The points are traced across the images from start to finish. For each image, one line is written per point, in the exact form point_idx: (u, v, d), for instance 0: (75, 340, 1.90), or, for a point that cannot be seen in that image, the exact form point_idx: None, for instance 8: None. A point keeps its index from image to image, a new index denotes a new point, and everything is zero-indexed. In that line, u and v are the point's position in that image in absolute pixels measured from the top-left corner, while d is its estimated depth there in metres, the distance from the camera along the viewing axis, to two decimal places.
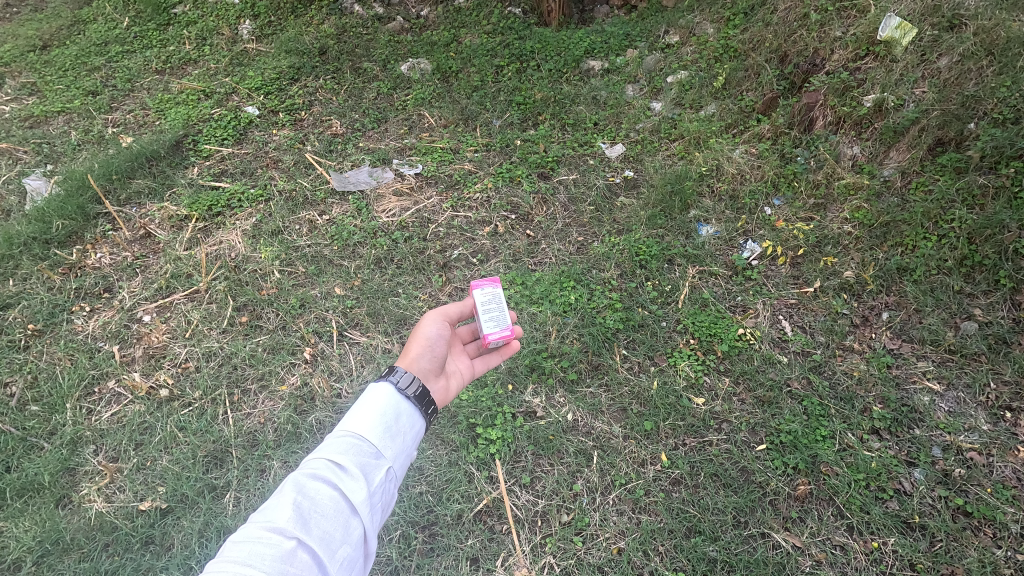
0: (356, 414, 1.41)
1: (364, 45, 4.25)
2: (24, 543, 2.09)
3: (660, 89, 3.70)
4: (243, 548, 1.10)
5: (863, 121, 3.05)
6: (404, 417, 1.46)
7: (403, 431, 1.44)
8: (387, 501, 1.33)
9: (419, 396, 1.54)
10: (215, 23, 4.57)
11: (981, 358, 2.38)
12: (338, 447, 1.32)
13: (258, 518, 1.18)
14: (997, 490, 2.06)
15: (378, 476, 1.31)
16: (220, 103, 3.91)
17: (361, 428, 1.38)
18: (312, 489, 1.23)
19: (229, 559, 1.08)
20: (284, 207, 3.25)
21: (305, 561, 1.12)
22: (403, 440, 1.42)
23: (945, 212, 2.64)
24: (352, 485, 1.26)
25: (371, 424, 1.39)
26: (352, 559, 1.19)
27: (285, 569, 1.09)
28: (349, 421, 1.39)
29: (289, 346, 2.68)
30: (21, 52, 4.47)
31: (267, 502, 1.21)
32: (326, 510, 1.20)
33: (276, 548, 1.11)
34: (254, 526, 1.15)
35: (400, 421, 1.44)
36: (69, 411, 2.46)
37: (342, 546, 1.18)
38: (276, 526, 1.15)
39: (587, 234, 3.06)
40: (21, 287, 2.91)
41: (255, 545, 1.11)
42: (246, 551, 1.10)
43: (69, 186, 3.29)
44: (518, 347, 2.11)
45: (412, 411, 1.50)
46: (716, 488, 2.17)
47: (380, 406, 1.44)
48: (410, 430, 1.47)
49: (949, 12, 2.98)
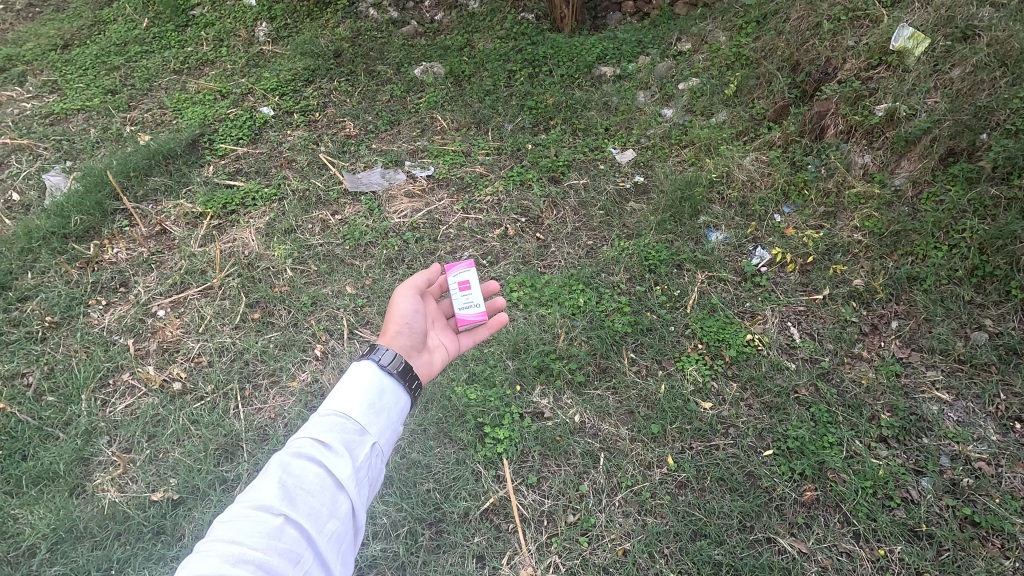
0: (339, 393, 1.42)
1: (379, 48, 4.30)
2: (39, 530, 2.13)
3: (671, 95, 3.72)
4: (232, 527, 1.13)
5: (874, 130, 3.05)
6: (388, 394, 1.49)
7: (387, 408, 1.46)
8: (374, 476, 1.36)
9: (402, 371, 1.56)
10: (233, 25, 4.65)
11: (991, 369, 2.38)
12: (323, 426, 1.34)
13: (245, 497, 1.21)
14: (1006, 501, 2.06)
15: (363, 452, 1.34)
16: (236, 103, 3.97)
17: (345, 406, 1.40)
18: (297, 467, 1.26)
19: (218, 538, 1.11)
20: (298, 207, 3.29)
21: (293, 536, 1.15)
22: (387, 416, 1.45)
23: (956, 222, 2.64)
24: (338, 462, 1.28)
25: (353, 401, 1.41)
26: (340, 532, 1.22)
27: (274, 544, 1.12)
28: (332, 400, 1.41)
29: (301, 343, 2.71)
30: (43, 51, 4.56)
31: (254, 481, 1.24)
32: (312, 486, 1.23)
33: (264, 525, 1.14)
34: (242, 506, 1.18)
35: (383, 397, 1.46)
36: (85, 402, 2.51)
37: (330, 520, 1.21)
38: (262, 504, 1.18)
39: (597, 237, 3.08)
40: (40, 279, 2.97)
41: (242, 523, 1.14)
42: (235, 530, 1.13)
43: (88, 182, 3.35)
44: (504, 322, 2.15)
45: (396, 388, 1.52)
46: (722, 492, 2.18)
47: (363, 384, 1.46)
48: (395, 405, 1.49)
49: (962, 23, 2.98)
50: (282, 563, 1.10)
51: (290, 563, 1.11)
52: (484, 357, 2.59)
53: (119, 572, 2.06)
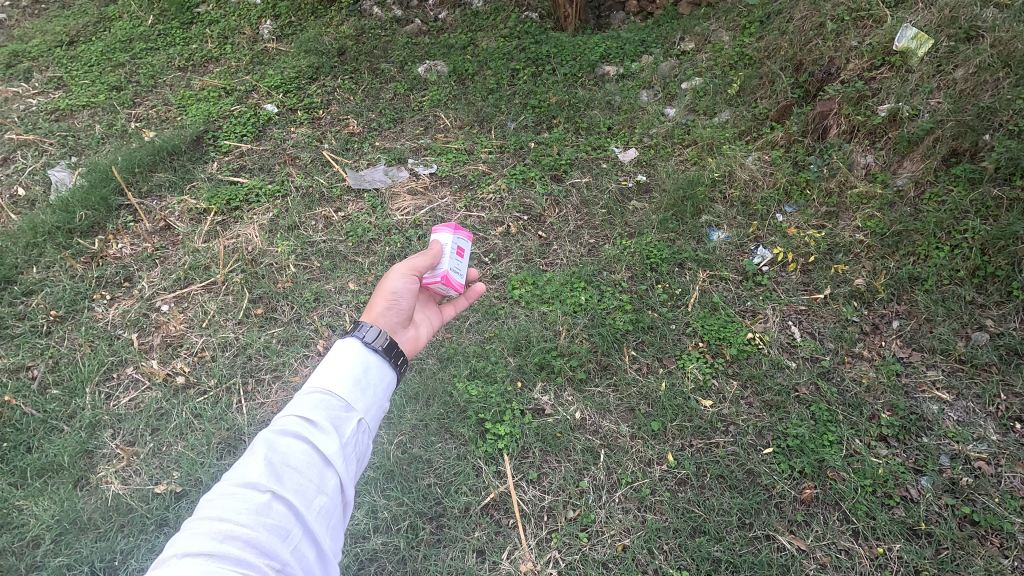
0: (322, 372, 1.44)
1: (382, 46, 4.31)
2: (44, 521, 2.15)
3: (674, 95, 3.73)
4: (218, 505, 1.13)
5: (877, 129, 3.05)
6: (373, 370, 1.51)
7: (372, 385, 1.48)
8: (362, 453, 1.38)
9: (387, 347, 1.59)
10: (238, 22, 4.67)
11: (991, 369, 2.38)
12: (308, 404, 1.35)
13: (231, 475, 1.21)
14: (1005, 501, 2.06)
15: (349, 428, 1.35)
16: (240, 100, 3.99)
17: (330, 384, 1.41)
18: (283, 445, 1.26)
19: (204, 516, 1.11)
20: (301, 204, 3.30)
21: (280, 512, 1.15)
22: (373, 393, 1.47)
23: (958, 222, 2.65)
24: (324, 439, 1.30)
25: (338, 379, 1.42)
26: (328, 508, 1.23)
27: (262, 519, 1.12)
28: (316, 378, 1.42)
29: (303, 339, 2.72)
30: (49, 47, 4.59)
31: (240, 460, 1.24)
32: (299, 463, 1.24)
33: (251, 502, 1.14)
34: (227, 484, 1.18)
35: (368, 374, 1.48)
36: (89, 396, 2.53)
37: (318, 496, 1.22)
38: (248, 482, 1.18)
39: (599, 236, 3.09)
40: (45, 274, 2.99)
41: (229, 500, 1.14)
42: (221, 507, 1.13)
43: (93, 177, 3.36)
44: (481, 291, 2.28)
45: (381, 364, 1.54)
46: (721, 489, 2.18)
47: (348, 362, 1.48)
48: (380, 382, 1.51)
49: (966, 24, 2.98)
50: (271, 538, 1.11)
51: (279, 537, 1.12)
52: (485, 353, 2.61)
53: (122, 563, 2.08)
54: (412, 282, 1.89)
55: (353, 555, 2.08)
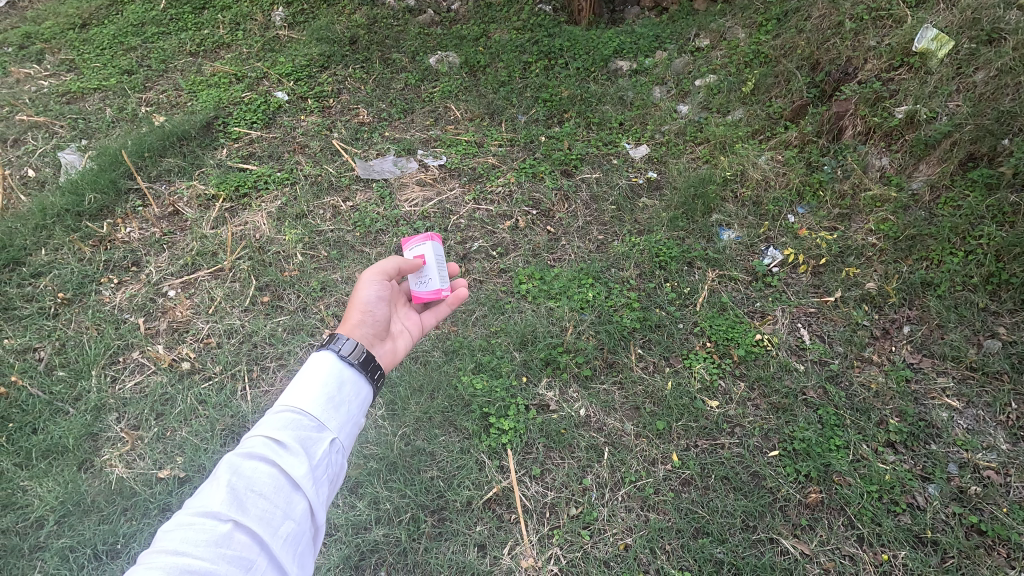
0: (294, 388, 1.43)
1: (394, 36, 4.28)
2: (47, 502, 2.16)
3: (687, 92, 3.68)
4: (175, 536, 1.10)
5: (894, 132, 3.00)
6: (348, 386, 1.51)
7: (346, 401, 1.48)
8: (334, 473, 1.37)
9: (363, 361, 1.59)
10: (250, 9, 4.65)
11: (1003, 378, 2.34)
12: (279, 423, 1.35)
13: (192, 503, 1.18)
14: (1012, 511, 2.03)
15: (320, 449, 1.35)
16: (251, 87, 3.98)
17: (300, 402, 1.40)
18: (248, 468, 1.24)
19: (160, 549, 1.08)
20: (309, 192, 3.29)
21: (243, 542, 1.13)
22: (347, 410, 1.47)
23: (973, 228, 2.61)
24: (293, 461, 1.28)
25: (311, 397, 1.42)
26: (296, 534, 1.21)
27: (221, 551, 1.10)
28: (287, 396, 1.41)
29: (309, 328, 2.71)
30: (61, 30, 4.59)
31: (202, 487, 1.22)
32: (265, 489, 1.22)
33: (211, 533, 1.12)
34: (187, 514, 1.15)
35: (343, 390, 1.49)
36: (94, 378, 2.53)
37: (285, 522, 1.20)
38: (209, 511, 1.15)
39: (608, 233, 3.06)
40: (54, 256, 2.99)
41: (187, 531, 1.11)
42: (179, 538, 1.10)
43: (103, 161, 3.36)
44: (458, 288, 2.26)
45: (356, 378, 1.55)
46: (726, 490, 2.17)
47: (322, 377, 1.48)
48: (355, 398, 1.51)
49: (989, 25, 2.92)
50: (232, 569, 1.09)
51: (241, 568, 1.10)
52: (491, 348, 2.59)
53: (124, 546, 2.08)
54: (381, 286, 1.89)
55: (354, 545, 2.08)
